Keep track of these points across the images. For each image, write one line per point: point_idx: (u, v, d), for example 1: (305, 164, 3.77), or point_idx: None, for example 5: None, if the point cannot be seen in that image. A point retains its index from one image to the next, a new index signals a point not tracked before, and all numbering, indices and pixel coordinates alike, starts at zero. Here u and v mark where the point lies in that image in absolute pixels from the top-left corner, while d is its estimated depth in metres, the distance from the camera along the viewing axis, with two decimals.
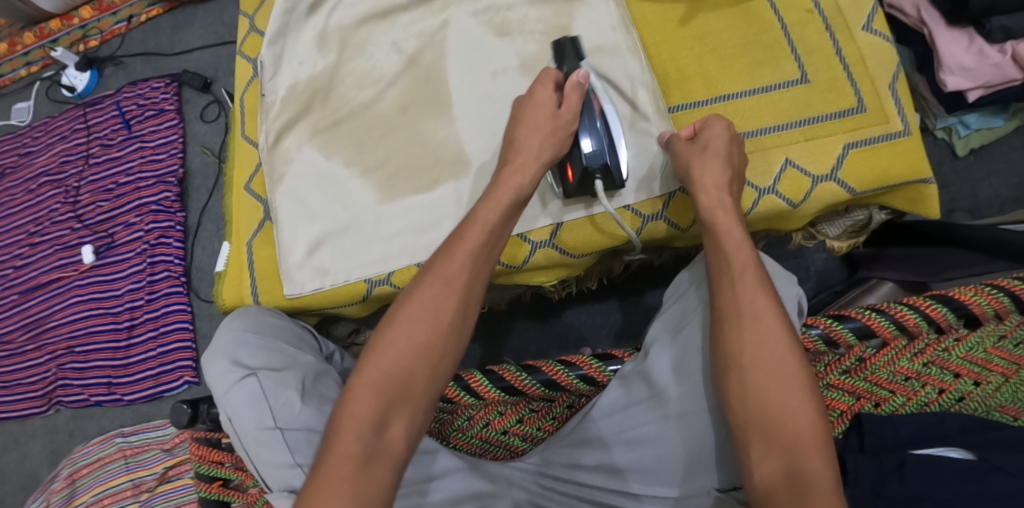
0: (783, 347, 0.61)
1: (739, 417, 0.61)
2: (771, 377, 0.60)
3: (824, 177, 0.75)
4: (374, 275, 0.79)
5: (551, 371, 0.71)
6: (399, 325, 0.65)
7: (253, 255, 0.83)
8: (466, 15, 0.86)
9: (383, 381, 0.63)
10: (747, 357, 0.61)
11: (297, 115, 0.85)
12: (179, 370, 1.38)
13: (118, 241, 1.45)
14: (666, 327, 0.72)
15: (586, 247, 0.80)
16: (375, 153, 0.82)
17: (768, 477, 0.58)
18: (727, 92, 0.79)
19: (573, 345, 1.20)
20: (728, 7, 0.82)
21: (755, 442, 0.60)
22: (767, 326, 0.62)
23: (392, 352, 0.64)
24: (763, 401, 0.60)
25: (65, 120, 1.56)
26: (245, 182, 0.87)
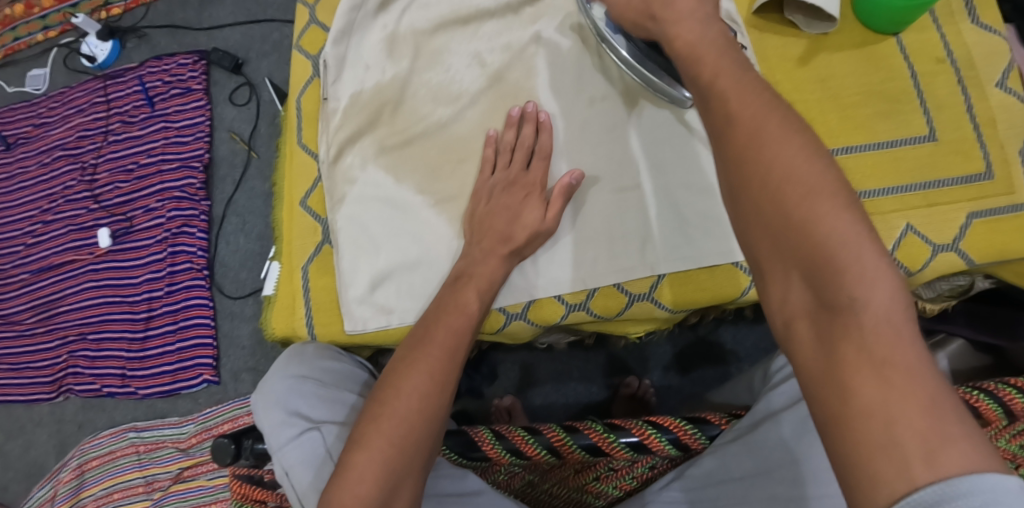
0: (812, 153, 0.46)
1: (762, 251, 0.46)
2: (804, 188, 0.44)
3: (944, 247, 0.71)
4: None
5: (640, 434, 0.66)
6: (405, 389, 0.61)
7: (309, 283, 0.76)
8: (558, 31, 0.79)
9: (396, 452, 0.58)
10: (769, 168, 0.46)
11: (362, 129, 0.78)
12: (198, 368, 1.32)
13: (137, 226, 1.38)
14: (782, 399, 0.65)
15: (691, 306, 0.73)
16: (449, 182, 0.76)
17: (799, 311, 0.44)
18: (852, 144, 0.74)
19: (618, 375, 1.15)
20: (856, 48, 0.77)
21: (783, 276, 0.45)
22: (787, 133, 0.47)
23: (399, 423, 0.59)
24: (788, 222, 0.44)
25: (84, 91, 1.48)
26: (299, 197, 0.80)
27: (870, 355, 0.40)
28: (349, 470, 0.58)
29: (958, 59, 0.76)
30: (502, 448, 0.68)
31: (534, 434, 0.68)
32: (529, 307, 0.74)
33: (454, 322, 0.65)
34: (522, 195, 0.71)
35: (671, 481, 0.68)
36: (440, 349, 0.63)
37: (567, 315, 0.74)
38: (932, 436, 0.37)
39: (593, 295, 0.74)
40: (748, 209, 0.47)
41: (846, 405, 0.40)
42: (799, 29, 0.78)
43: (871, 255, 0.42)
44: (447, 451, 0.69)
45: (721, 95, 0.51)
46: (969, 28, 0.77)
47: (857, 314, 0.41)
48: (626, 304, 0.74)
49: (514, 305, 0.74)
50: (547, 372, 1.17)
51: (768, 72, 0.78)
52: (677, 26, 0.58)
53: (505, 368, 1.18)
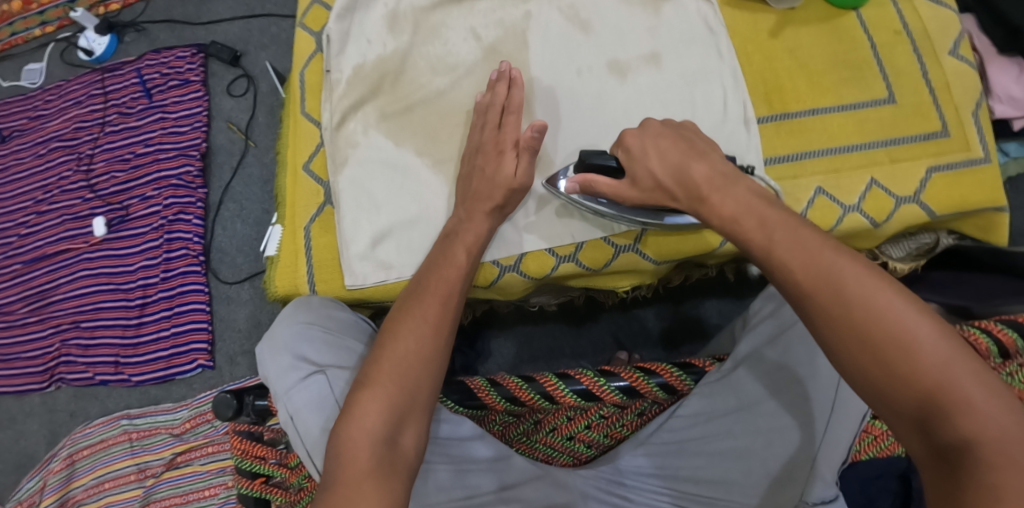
0: (913, 309, 0.52)
1: (877, 404, 0.52)
2: (911, 350, 0.50)
3: (907, 199, 0.76)
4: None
5: (630, 378, 0.70)
6: (403, 335, 0.63)
7: (311, 241, 0.79)
8: (551, 8, 0.84)
9: (398, 393, 0.61)
10: (867, 329, 0.52)
11: (365, 97, 0.81)
12: (193, 353, 1.33)
13: (133, 215, 1.40)
14: (759, 338, 0.69)
15: (675, 257, 0.78)
16: (448, 144, 0.79)
17: (925, 461, 0.49)
18: (818, 106, 0.79)
19: (607, 351, 1.19)
20: (819, 23, 0.82)
21: (905, 431, 0.51)
22: (881, 288, 0.53)
23: (399, 365, 0.62)
24: (902, 384, 0.50)
25: (81, 84, 1.50)
26: (303, 161, 0.83)
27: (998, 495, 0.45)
28: (355, 407, 0.60)
29: (913, 32, 0.81)
30: (498, 395, 0.71)
31: (528, 382, 0.71)
32: (520, 260, 0.78)
33: (448, 274, 0.68)
34: (495, 153, 0.73)
35: (663, 425, 0.71)
36: (436, 297, 0.66)
37: (557, 267, 0.78)
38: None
39: (581, 247, 0.78)
40: (850, 367, 0.53)
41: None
42: (766, 5, 0.83)
43: (984, 401, 0.48)
44: (445, 400, 0.72)
45: (785, 265, 0.56)
46: (925, 4, 0.82)
47: (982, 462, 0.46)
48: (612, 255, 0.78)
49: (505, 257, 0.77)
50: (539, 350, 1.20)
51: (739, 44, 0.82)
52: (714, 196, 0.62)
53: (497, 346, 1.21)
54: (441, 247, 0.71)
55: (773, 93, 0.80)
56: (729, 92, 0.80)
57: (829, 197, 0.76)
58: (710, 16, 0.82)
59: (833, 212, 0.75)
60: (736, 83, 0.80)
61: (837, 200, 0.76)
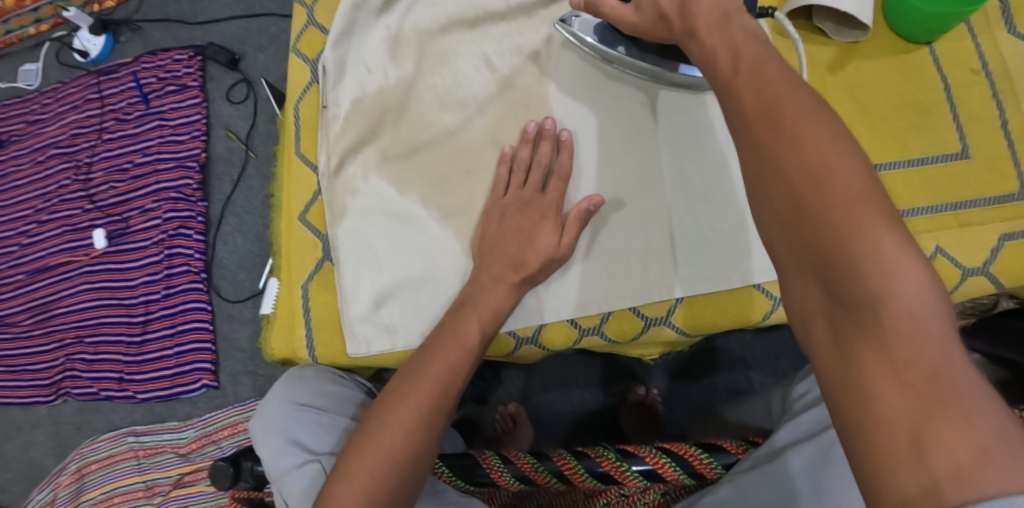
0: (838, 146, 0.45)
1: (781, 249, 0.46)
2: (829, 188, 0.43)
3: (975, 270, 0.70)
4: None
5: (654, 462, 0.65)
6: (392, 421, 0.58)
7: (309, 301, 0.73)
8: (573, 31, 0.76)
9: (377, 490, 0.55)
10: (786, 167, 0.45)
11: (365, 136, 0.74)
12: (197, 373, 1.30)
13: (133, 227, 1.35)
14: (801, 430, 0.64)
15: (709, 329, 0.73)
16: (459, 193, 0.73)
17: (818, 314, 0.44)
18: (879, 161, 0.72)
19: (624, 382, 1.14)
20: (889, 56, 0.75)
21: (799, 277, 0.45)
22: (812, 124, 0.46)
23: (384, 459, 0.57)
24: (810, 226, 0.44)
25: (77, 88, 1.44)
26: (298, 210, 0.77)
27: (894, 359, 0.40)
28: (331, 503, 0.55)
29: (992, 71, 0.74)
30: (510, 475, 0.66)
31: (544, 463, 0.66)
32: (539, 330, 0.73)
33: (449, 355, 0.62)
34: (536, 217, 0.68)
35: None
36: (433, 383, 0.60)
37: (580, 339, 0.74)
38: (963, 454, 0.36)
39: (607, 319, 0.73)
40: (764, 205, 0.47)
41: (877, 415, 0.39)
42: (827, 37, 0.76)
43: (895, 250, 0.41)
44: (453, 476, 0.66)
45: (736, 96, 0.50)
46: (1005, 37, 0.75)
47: (881, 324, 0.41)
48: (641, 327, 0.73)
49: (524, 328, 0.73)
50: (553, 378, 1.15)
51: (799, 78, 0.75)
52: (704, 30, 0.55)
53: (509, 373, 1.16)
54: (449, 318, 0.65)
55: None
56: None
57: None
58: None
59: None
60: None
61: None
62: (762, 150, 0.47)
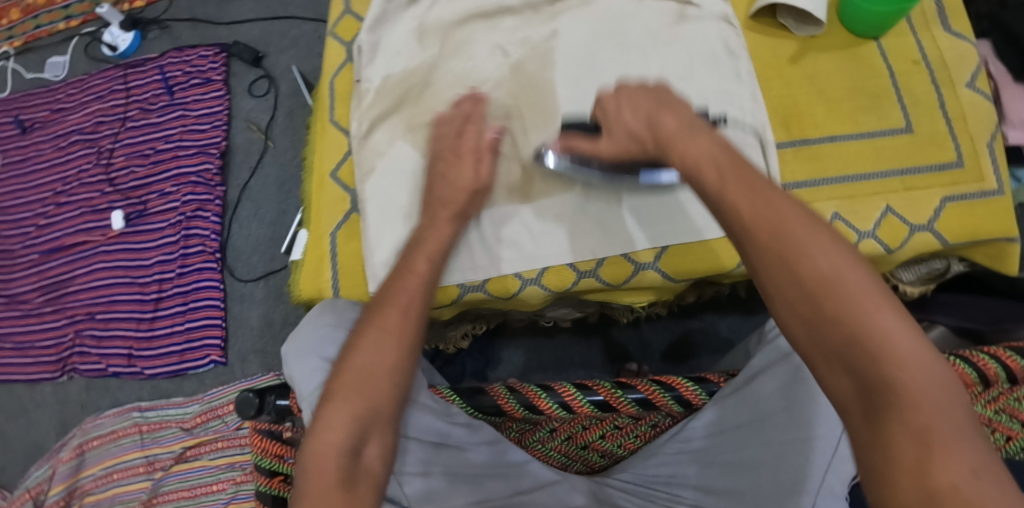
0: (832, 245, 0.52)
1: (799, 340, 0.52)
2: (836, 280, 0.51)
3: (921, 228, 0.79)
4: (473, 282, 0.80)
5: (648, 390, 0.73)
6: (361, 349, 0.64)
7: (337, 247, 0.81)
8: (575, 22, 0.84)
9: (360, 405, 0.61)
10: (786, 272, 0.52)
11: (392, 108, 0.83)
12: (206, 349, 1.35)
13: (151, 209, 1.42)
14: (773, 354, 0.73)
15: (687, 274, 0.80)
16: (471, 159, 0.80)
17: (847, 400, 0.49)
18: (837, 134, 0.81)
19: (616, 363, 1.21)
20: (839, 50, 0.85)
21: (824, 369, 0.51)
22: (805, 226, 0.53)
23: (362, 376, 0.62)
24: (825, 318, 0.50)
25: (103, 79, 1.52)
26: (329, 170, 0.85)
27: (916, 433, 0.45)
28: (318, 422, 0.60)
29: (931, 62, 0.85)
30: (516, 403, 0.72)
31: (546, 392, 0.73)
32: (542, 273, 0.80)
33: (407, 293, 0.68)
34: (455, 159, 0.76)
35: (676, 435, 0.74)
36: (396, 309, 0.66)
37: (578, 281, 0.80)
38: (937, 451, 0.45)
39: (602, 263, 0.80)
40: (774, 299, 0.53)
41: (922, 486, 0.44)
42: (789, 33, 0.86)
43: (897, 331, 0.49)
44: (462, 404, 0.74)
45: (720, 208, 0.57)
46: (943, 35, 0.86)
47: (903, 407, 0.46)
48: (631, 272, 0.80)
49: (528, 271, 0.80)
50: (548, 360, 1.22)
51: (759, 68, 0.85)
52: (676, 141, 0.62)
53: (508, 354, 1.23)
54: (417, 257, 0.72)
55: (793, 118, 0.83)
56: (749, 114, 0.79)
57: (846, 222, 0.79)
58: (733, 39, 0.82)
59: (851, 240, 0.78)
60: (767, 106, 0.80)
61: (855, 227, 0.78)
62: (766, 252, 0.53)
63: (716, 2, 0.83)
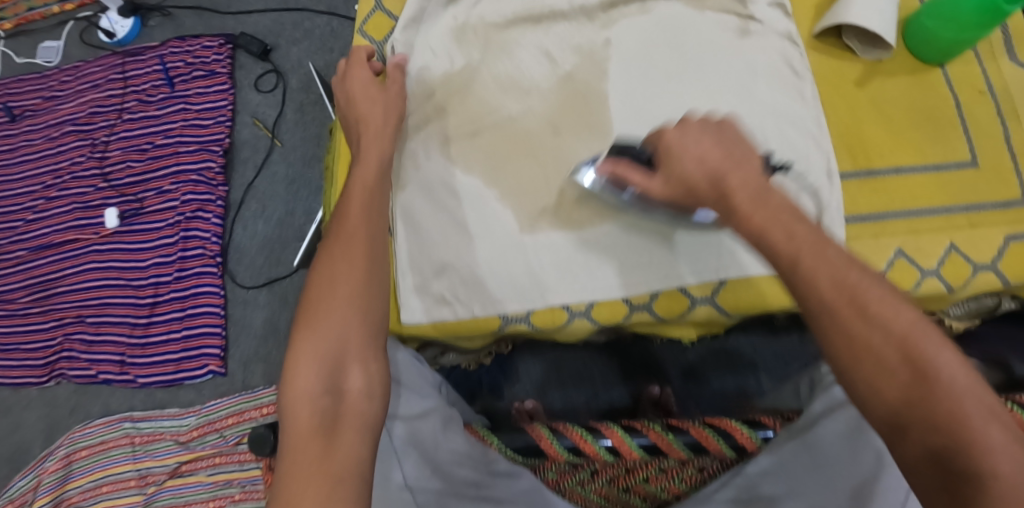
0: (902, 304, 0.52)
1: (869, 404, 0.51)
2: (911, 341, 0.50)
3: (985, 267, 0.73)
4: (512, 314, 0.72)
5: (699, 434, 0.70)
6: (322, 280, 0.65)
7: None
8: (633, 32, 0.77)
9: (323, 346, 0.62)
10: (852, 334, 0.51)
11: (429, 117, 0.77)
12: (204, 358, 1.27)
13: (148, 208, 1.34)
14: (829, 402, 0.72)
15: (746, 310, 0.73)
16: (515, 176, 0.74)
17: (920, 464, 0.48)
18: (902, 165, 0.75)
19: (639, 379, 1.15)
20: (907, 75, 0.78)
21: (894, 433, 0.50)
22: (869, 280, 0.53)
23: (321, 314, 0.63)
24: (899, 386, 0.49)
25: (100, 67, 1.44)
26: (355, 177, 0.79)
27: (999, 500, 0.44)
28: (289, 367, 0.61)
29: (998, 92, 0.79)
30: (561, 445, 0.68)
31: (595, 434, 0.70)
32: (592, 306, 0.73)
33: (348, 251, 0.67)
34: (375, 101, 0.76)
35: (729, 483, 0.67)
36: (345, 237, 0.68)
37: (629, 315, 0.73)
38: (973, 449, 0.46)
39: (657, 297, 0.73)
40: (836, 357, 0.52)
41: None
42: (853, 54, 0.80)
43: (965, 391, 0.48)
44: (501, 445, 0.70)
45: (810, 284, 0.53)
46: (1006, 64, 0.80)
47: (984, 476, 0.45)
48: (688, 307, 0.73)
49: (576, 303, 0.72)
50: (568, 374, 1.16)
51: (826, 90, 0.78)
52: (750, 211, 0.57)
53: (526, 368, 1.16)
54: (363, 214, 0.69)
55: (856, 147, 0.76)
56: (812, 139, 0.74)
57: (908, 258, 0.73)
58: (795, 57, 0.77)
59: (909, 275, 0.73)
60: None
61: (914, 262, 0.73)
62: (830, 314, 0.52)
63: (781, 21, 0.78)
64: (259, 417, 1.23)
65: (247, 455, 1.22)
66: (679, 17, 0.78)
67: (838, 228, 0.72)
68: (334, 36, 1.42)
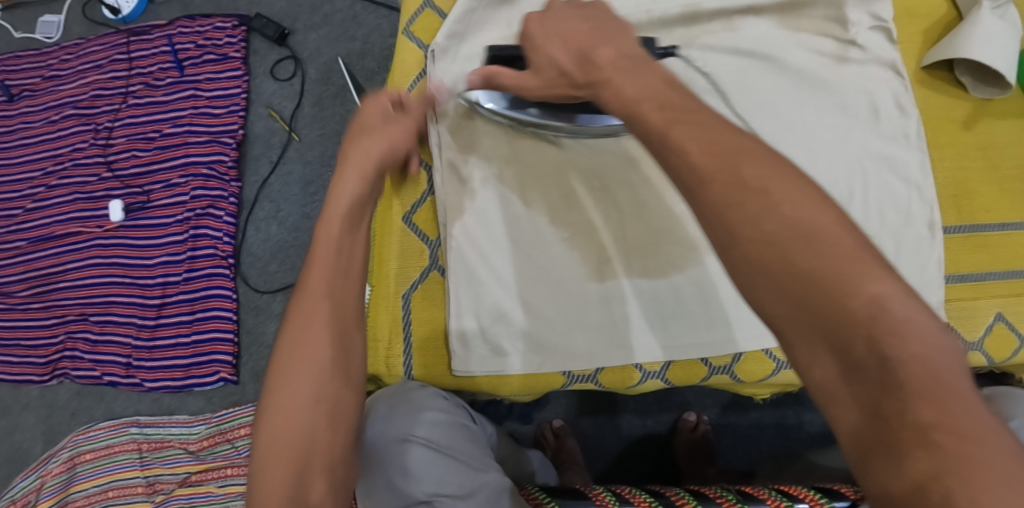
0: (812, 202, 0.42)
1: (772, 310, 0.42)
2: (817, 242, 0.41)
3: None
4: (580, 372, 0.70)
5: (773, 502, 0.65)
6: (291, 371, 0.52)
7: (412, 314, 0.72)
8: (715, 54, 0.74)
9: (288, 452, 0.50)
10: (744, 234, 0.43)
11: (490, 141, 0.74)
12: (215, 365, 1.21)
13: (155, 201, 1.26)
14: None
15: None
16: (587, 216, 0.71)
17: (834, 391, 0.39)
18: (1008, 220, 0.72)
19: (675, 409, 1.09)
20: (1017, 118, 0.75)
21: (803, 340, 0.41)
22: (780, 180, 0.43)
23: (290, 412, 0.51)
24: (814, 293, 0.40)
25: (103, 45, 1.34)
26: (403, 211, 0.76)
27: (917, 421, 0.36)
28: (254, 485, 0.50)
29: None
30: None
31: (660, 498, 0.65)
32: (667, 367, 0.71)
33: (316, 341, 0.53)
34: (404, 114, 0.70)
35: None
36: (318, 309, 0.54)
37: (708, 377, 0.72)
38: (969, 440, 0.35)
39: (738, 359, 0.71)
40: (743, 264, 0.43)
41: (939, 482, 0.34)
42: (964, 91, 0.76)
43: (895, 304, 0.39)
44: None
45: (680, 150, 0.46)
46: None
47: (914, 417, 0.36)
48: (771, 370, 0.71)
49: (651, 363, 0.70)
50: (602, 402, 1.09)
51: (930, 131, 0.75)
52: (614, 75, 0.54)
53: (558, 393, 1.10)
54: (339, 274, 0.56)
55: (963, 198, 0.73)
56: (915, 189, 0.71)
57: (1009, 324, 0.70)
58: (902, 93, 0.73)
59: (1007, 342, 0.70)
60: (925, 172, 0.72)
61: (1014, 328, 0.70)
62: (733, 215, 0.43)
63: (885, 48, 0.74)
64: None
65: None
66: (768, 36, 0.75)
67: (937, 288, 0.69)
68: (356, 22, 1.32)
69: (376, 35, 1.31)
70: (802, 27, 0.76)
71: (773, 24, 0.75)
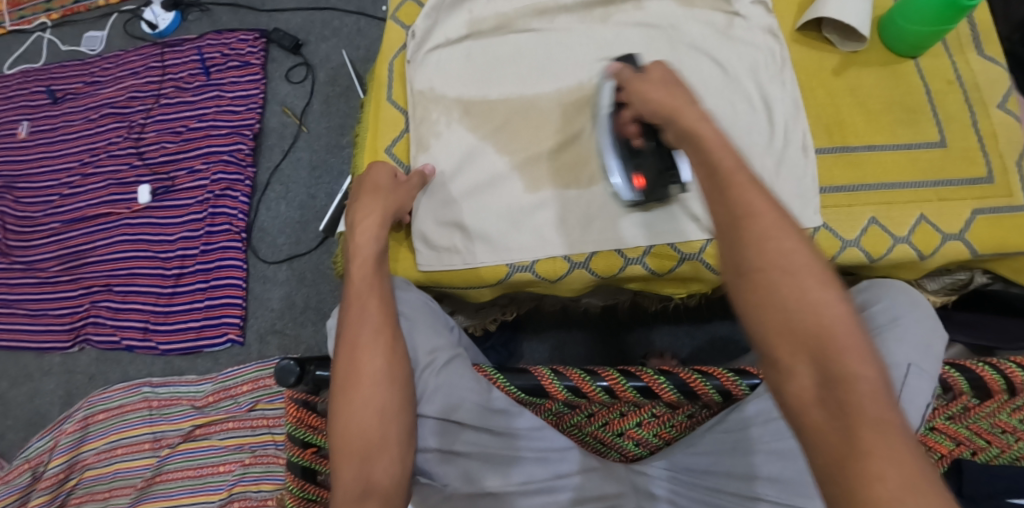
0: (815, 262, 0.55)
1: (774, 338, 0.53)
2: (808, 290, 0.53)
3: (952, 236, 0.86)
4: (519, 262, 0.87)
5: (688, 378, 0.73)
6: (361, 302, 0.73)
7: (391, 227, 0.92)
8: (630, 22, 0.93)
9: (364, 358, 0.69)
10: (773, 278, 0.54)
11: (453, 91, 0.92)
12: (224, 327, 1.35)
13: (179, 186, 1.43)
14: None
15: None
16: (522, 141, 0.90)
17: (804, 396, 0.51)
18: (874, 142, 0.89)
19: (637, 362, 1.18)
20: (880, 65, 0.93)
21: (792, 357, 0.52)
22: (787, 240, 0.56)
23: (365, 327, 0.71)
24: (806, 324, 0.52)
25: (140, 56, 1.55)
26: (386, 144, 0.95)
27: (868, 422, 0.48)
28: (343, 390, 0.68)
29: (965, 82, 0.93)
30: (561, 385, 0.74)
31: (592, 377, 0.75)
32: (591, 258, 0.88)
33: (373, 331, 0.71)
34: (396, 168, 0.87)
35: (714, 426, 0.73)
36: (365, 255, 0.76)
37: (625, 267, 0.89)
38: (894, 454, 0.47)
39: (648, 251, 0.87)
40: (762, 302, 0.54)
41: (876, 471, 0.46)
42: (832, 47, 0.95)
43: (862, 347, 0.52)
44: (508, 384, 0.75)
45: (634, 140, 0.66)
46: (975, 59, 0.94)
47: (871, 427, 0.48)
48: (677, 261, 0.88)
49: (577, 254, 0.87)
50: (570, 355, 1.19)
51: (805, 77, 0.94)
52: (683, 116, 0.68)
53: (532, 348, 1.20)
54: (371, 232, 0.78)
55: (835, 127, 0.91)
56: (790, 119, 0.89)
57: (931, 224, 0.86)
58: (778, 49, 0.93)
59: (931, 238, 0.86)
60: (796, 108, 0.90)
61: (938, 228, 0.86)
62: (758, 263, 0.55)
63: (763, 16, 0.94)
64: (273, 386, 1.30)
65: (260, 420, 1.27)
66: (670, 13, 0.94)
67: (813, 197, 0.86)
68: (361, 34, 1.53)
69: (377, 43, 1.52)
70: (698, 5, 0.94)
71: (674, 5, 0.94)
